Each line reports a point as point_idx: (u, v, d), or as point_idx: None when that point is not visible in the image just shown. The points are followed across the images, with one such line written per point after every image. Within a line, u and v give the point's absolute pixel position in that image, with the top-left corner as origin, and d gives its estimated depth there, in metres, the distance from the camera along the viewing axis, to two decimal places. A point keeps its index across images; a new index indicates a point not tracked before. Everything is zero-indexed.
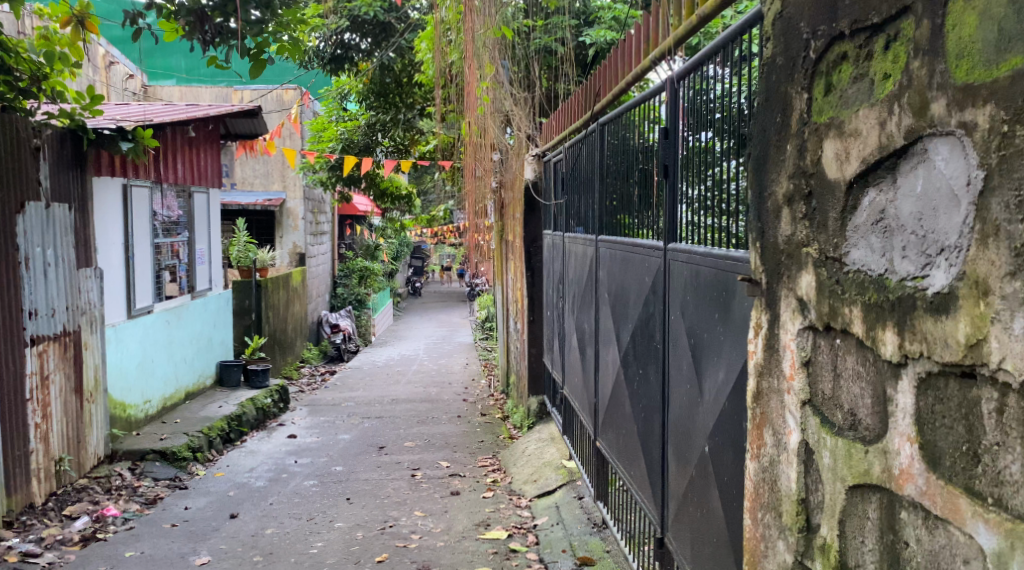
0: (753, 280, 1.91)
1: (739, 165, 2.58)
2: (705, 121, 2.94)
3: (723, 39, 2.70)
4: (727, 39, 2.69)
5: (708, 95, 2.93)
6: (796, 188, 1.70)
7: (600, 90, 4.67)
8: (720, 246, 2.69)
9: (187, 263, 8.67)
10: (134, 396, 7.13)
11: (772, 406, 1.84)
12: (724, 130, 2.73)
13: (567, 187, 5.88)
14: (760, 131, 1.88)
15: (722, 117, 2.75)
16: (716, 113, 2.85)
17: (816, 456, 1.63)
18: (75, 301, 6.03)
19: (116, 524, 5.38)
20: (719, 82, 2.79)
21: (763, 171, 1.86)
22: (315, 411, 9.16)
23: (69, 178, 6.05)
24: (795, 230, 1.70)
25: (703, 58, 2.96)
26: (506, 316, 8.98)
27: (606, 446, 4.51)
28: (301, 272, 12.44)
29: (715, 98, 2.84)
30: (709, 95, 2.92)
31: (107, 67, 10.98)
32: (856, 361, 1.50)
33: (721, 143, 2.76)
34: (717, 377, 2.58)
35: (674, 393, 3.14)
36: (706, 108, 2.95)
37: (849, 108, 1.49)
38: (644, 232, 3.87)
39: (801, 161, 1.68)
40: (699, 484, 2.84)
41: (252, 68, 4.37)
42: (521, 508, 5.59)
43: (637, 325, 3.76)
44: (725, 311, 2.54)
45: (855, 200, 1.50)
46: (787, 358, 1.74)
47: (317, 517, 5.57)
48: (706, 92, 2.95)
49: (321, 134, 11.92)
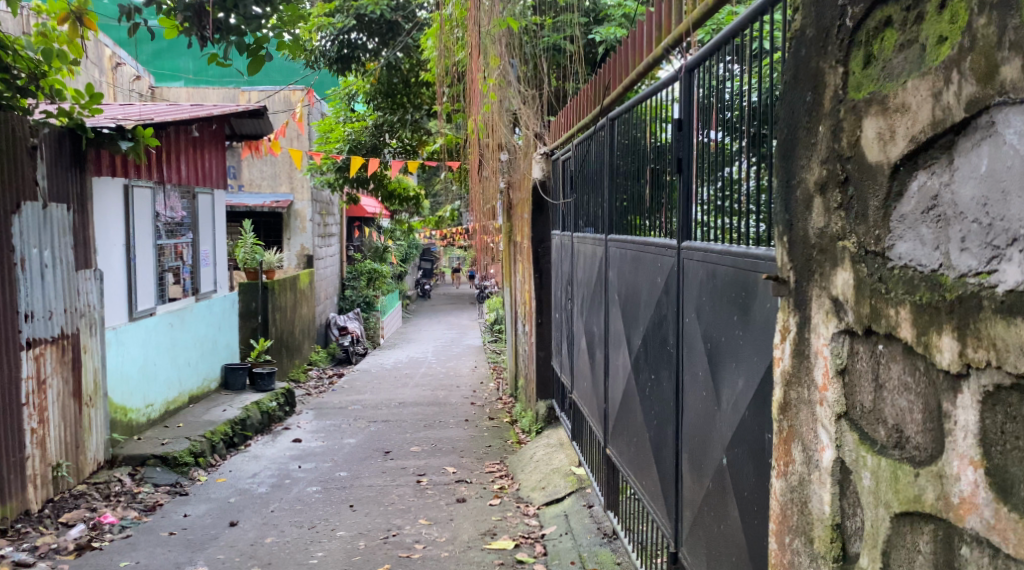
0: (779, 279, 1.73)
1: (756, 164, 2.48)
2: (716, 121, 2.83)
3: (731, 31, 2.61)
4: (736, 33, 2.60)
5: (718, 92, 2.81)
6: (830, 174, 1.51)
7: (610, 83, 4.46)
8: (740, 244, 2.51)
9: (191, 265, 8.52)
10: (136, 399, 6.98)
11: (801, 419, 1.65)
12: (736, 130, 2.64)
13: (575, 185, 5.71)
14: (787, 113, 1.69)
15: (734, 115, 2.65)
16: (725, 112, 2.75)
17: (855, 477, 1.45)
18: (73, 303, 5.88)
19: (113, 532, 5.22)
20: (731, 79, 2.69)
21: (791, 158, 1.67)
22: (320, 415, 8.98)
23: (67, 178, 5.90)
24: (830, 222, 1.51)
25: (711, 53, 2.85)
26: (514, 318, 8.79)
27: (616, 452, 4.33)
28: (309, 274, 12.29)
29: (725, 95, 2.73)
30: (719, 92, 2.80)
31: (113, 68, 10.88)
32: (903, 371, 1.32)
33: (732, 141, 2.65)
34: (737, 385, 2.41)
35: (689, 400, 2.96)
36: (716, 108, 2.85)
37: (893, 80, 1.31)
38: (656, 232, 3.68)
39: (836, 144, 1.49)
40: (716, 498, 2.66)
41: (251, 63, 4.20)
42: (529, 516, 5.40)
43: (648, 328, 3.58)
44: (746, 313, 2.37)
45: (902, 185, 1.32)
46: (820, 366, 1.56)
47: (319, 526, 5.40)
48: (716, 90, 2.84)
49: (329, 134, 11.52)
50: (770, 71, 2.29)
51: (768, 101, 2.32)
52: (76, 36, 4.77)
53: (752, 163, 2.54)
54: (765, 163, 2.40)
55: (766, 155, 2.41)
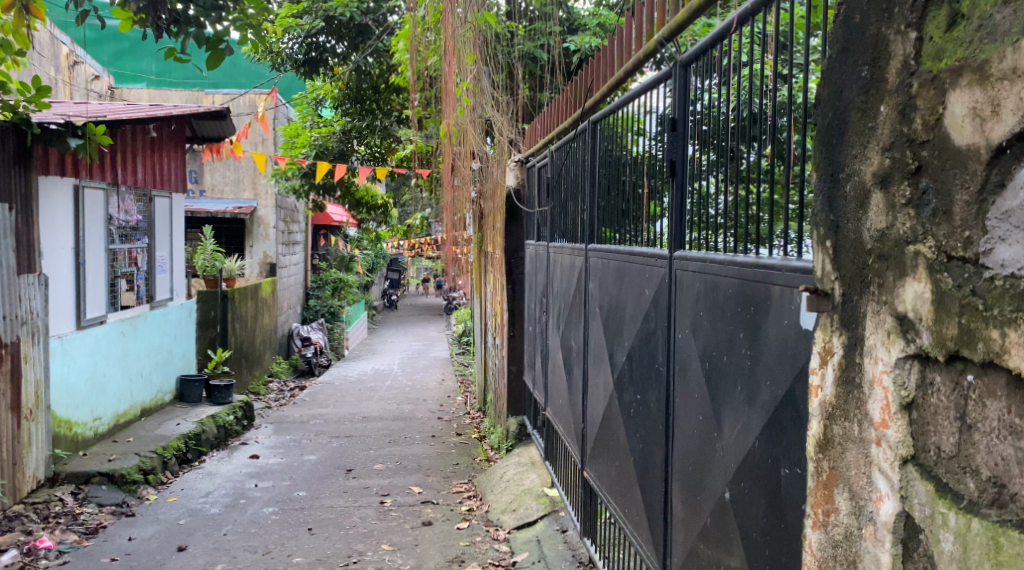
0: (820, 293, 1.45)
1: (750, 176, 2.30)
2: (710, 125, 2.58)
3: (717, 36, 2.49)
4: (711, 47, 2.57)
5: (711, 95, 2.58)
6: (894, 164, 1.24)
7: (591, 85, 4.13)
8: (749, 252, 2.24)
9: (146, 271, 8.07)
10: (82, 412, 6.52)
11: (848, 460, 1.37)
12: (708, 144, 2.60)
13: (551, 194, 5.42)
14: (832, 94, 1.40)
15: (721, 122, 2.49)
16: (696, 126, 2.69)
17: (930, 539, 1.18)
18: (14, 310, 5.45)
19: (49, 558, 4.80)
20: (703, 93, 2.65)
21: (839, 146, 1.39)
22: (280, 430, 8.56)
23: (10, 175, 5.48)
24: (894, 222, 1.25)
25: (705, 49, 2.60)
26: (484, 330, 8.48)
27: (594, 475, 4.04)
28: (272, 282, 11.86)
29: (699, 110, 2.68)
30: (709, 96, 2.60)
31: (70, 66, 10.41)
32: (1008, 411, 1.06)
33: (705, 155, 2.61)
34: (745, 412, 2.13)
35: (683, 424, 2.66)
36: (692, 121, 2.73)
37: (996, 42, 1.05)
38: (640, 240, 3.37)
39: (905, 127, 1.22)
40: (714, 536, 2.37)
41: (209, 57, 3.86)
42: (498, 542, 5.05)
43: (635, 343, 3.28)
44: (754, 332, 2.10)
45: (1005, 173, 1.05)
46: (879, 399, 1.28)
47: (275, 551, 5.01)
48: (713, 91, 2.57)
49: (295, 139, 11.12)
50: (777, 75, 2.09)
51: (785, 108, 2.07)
52: (21, 26, 4.39)
53: (749, 168, 2.31)
54: (742, 177, 2.34)
55: (743, 168, 2.34)
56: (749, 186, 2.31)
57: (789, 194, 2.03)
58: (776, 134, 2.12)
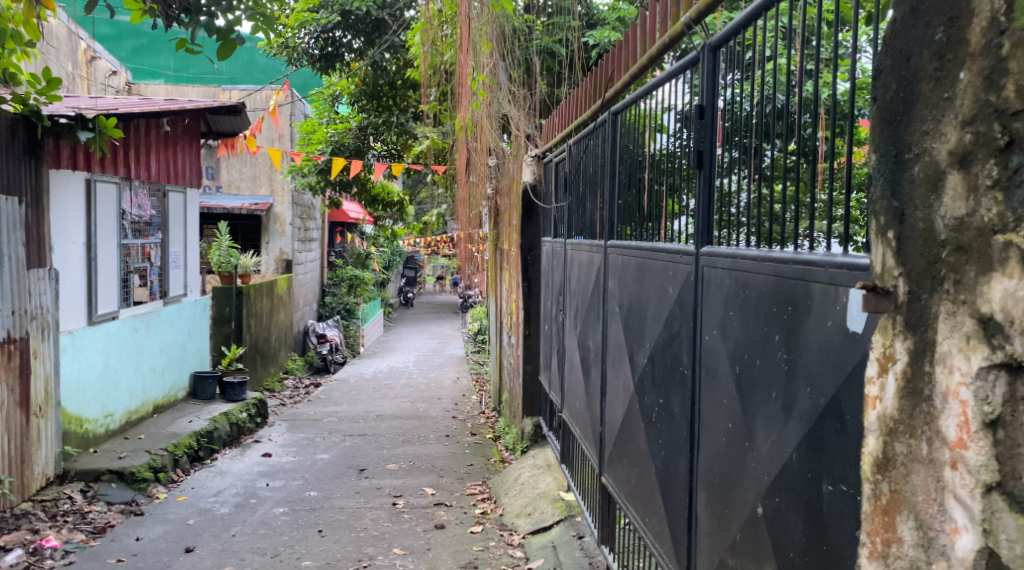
0: (878, 291, 1.26)
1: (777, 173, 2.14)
2: (738, 115, 2.38)
3: (748, 18, 2.28)
4: (739, 30, 2.36)
5: (738, 83, 2.38)
6: (975, 141, 1.07)
7: (613, 74, 3.91)
8: (780, 247, 2.07)
9: (159, 266, 7.96)
10: (93, 409, 6.40)
11: (915, 483, 1.18)
12: (733, 140, 2.42)
13: (569, 188, 5.24)
14: (895, 66, 1.22)
15: (751, 112, 2.29)
16: (725, 118, 2.49)
17: None
18: (23, 305, 5.32)
19: (54, 558, 4.67)
20: (730, 87, 2.45)
21: (904, 123, 1.20)
22: (293, 428, 8.43)
23: (20, 167, 5.34)
24: (976, 208, 1.07)
25: (736, 32, 2.38)
26: (499, 329, 8.30)
27: (612, 481, 3.87)
28: (287, 279, 11.75)
29: (725, 103, 2.49)
30: (736, 83, 2.39)
31: (87, 61, 10.35)
32: None
33: (730, 149, 2.44)
34: (779, 423, 1.95)
35: (709, 431, 2.47)
36: (721, 108, 2.52)
37: None
38: (661, 237, 3.18)
39: (991, 97, 1.05)
40: (744, 553, 2.19)
41: (221, 46, 3.72)
42: (513, 547, 4.88)
43: (656, 344, 3.09)
44: (791, 336, 1.91)
45: None
46: (955, 414, 1.10)
47: (283, 554, 4.86)
48: (741, 77, 2.36)
49: (311, 135, 10.97)
50: (803, 68, 1.90)
51: (814, 102, 1.89)
52: (31, 16, 4.23)
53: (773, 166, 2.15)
54: (765, 175, 2.19)
55: (766, 166, 2.18)
56: (775, 184, 2.15)
57: (814, 194, 1.87)
58: (803, 129, 1.95)
